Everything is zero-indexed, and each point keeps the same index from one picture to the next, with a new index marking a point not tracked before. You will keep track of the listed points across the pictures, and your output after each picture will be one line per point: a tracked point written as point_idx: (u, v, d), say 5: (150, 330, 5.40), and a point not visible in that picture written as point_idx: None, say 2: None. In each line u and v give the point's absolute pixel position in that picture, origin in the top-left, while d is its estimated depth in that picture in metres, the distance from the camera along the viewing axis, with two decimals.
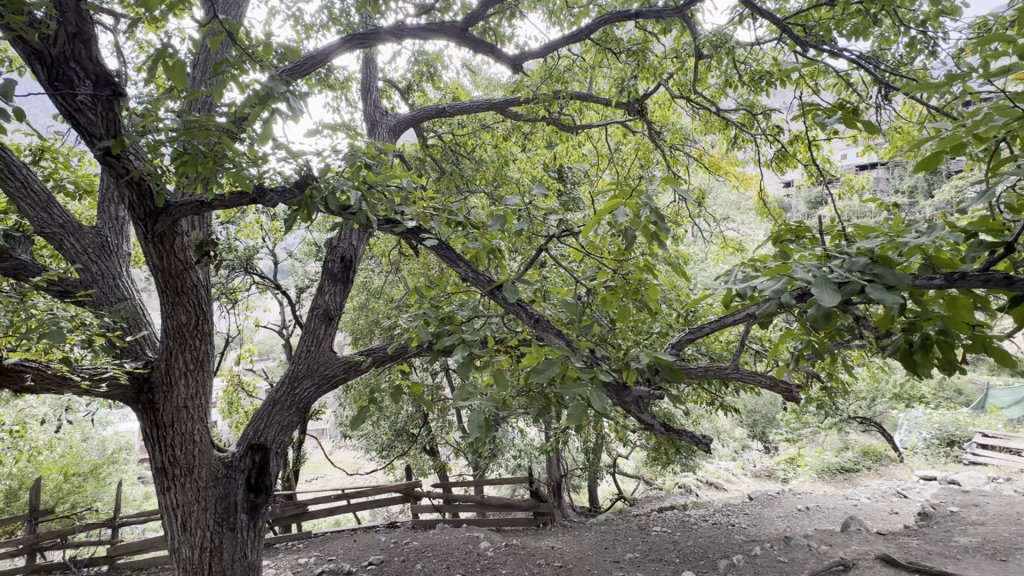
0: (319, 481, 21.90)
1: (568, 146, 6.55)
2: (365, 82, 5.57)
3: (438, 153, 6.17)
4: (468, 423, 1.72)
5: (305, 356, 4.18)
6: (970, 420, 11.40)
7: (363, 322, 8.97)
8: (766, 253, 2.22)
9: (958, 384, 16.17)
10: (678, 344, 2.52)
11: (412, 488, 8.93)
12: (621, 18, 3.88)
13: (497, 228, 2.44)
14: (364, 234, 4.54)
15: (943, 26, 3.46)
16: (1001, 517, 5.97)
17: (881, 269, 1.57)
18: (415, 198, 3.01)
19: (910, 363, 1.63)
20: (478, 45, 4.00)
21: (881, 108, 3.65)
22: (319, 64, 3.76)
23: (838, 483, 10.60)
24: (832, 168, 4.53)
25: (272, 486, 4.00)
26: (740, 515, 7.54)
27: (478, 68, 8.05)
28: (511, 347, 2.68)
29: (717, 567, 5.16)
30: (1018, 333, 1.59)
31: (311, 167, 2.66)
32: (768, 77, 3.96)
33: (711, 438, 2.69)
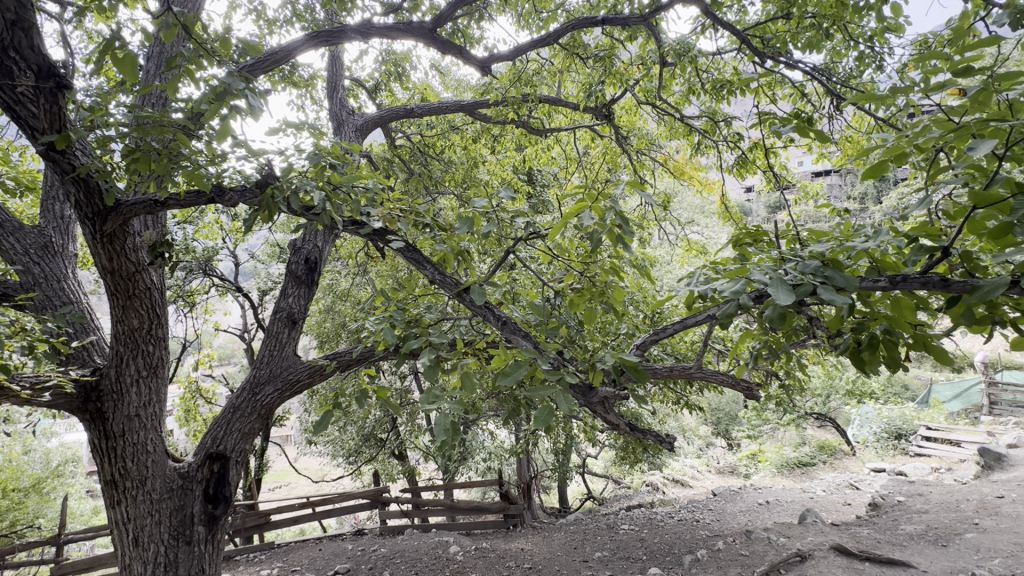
0: (283, 489, 21.32)
1: (537, 149, 6.61)
2: (331, 80, 5.45)
3: (406, 154, 6.11)
4: (434, 428, 1.69)
5: (267, 361, 4.05)
6: (915, 414, 12.09)
7: (330, 324, 8.78)
8: (726, 257, 2.29)
9: (903, 379, 17.15)
10: (644, 344, 2.57)
11: (380, 494, 8.71)
12: (589, 24, 3.93)
13: (465, 230, 2.43)
14: (330, 235, 4.45)
15: (888, 42, 3.68)
16: (943, 505, 6.35)
17: (832, 271, 1.65)
18: (382, 200, 2.97)
19: (858, 361, 1.71)
20: (447, 46, 3.97)
21: (834, 118, 3.82)
22: (282, 61, 3.67)
23: (796, 477, 11.03)
24: (789, 174, 4.70)
25: (232, 496, 3.85)
26: (705, 511, 7.74)
27: (447, 69, 8.03)
28: (480, 350, 2.68)
29: (682, 563, 5.29)
30: (955, 331, 1.69)
31: (273, 166, 2.58)
32: (728, 86, 4.10)
33: (674, 436, 2.76)
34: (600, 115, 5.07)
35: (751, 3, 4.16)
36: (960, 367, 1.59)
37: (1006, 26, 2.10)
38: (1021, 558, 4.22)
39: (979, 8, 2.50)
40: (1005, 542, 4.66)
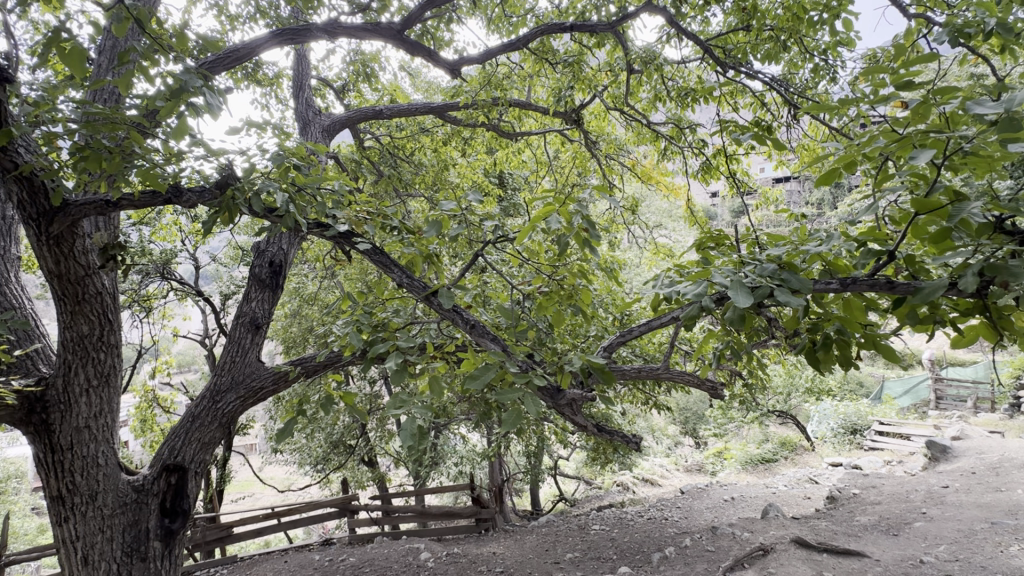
0: (247, 500, 20.60)
1: (507, 152, 6.65)
2: (297, 79, 5.33)
3: (375, 155, 6.02)
4: (400, 433, 1.67)
5: (228, 368, 3.91)
6: (869, 410, 12.68)
7: (296, 329, 8.55)
8: (690, 260, 2.34)
9: (858, 377, 17.94)
10: (611, 347, 2.61)
11: (349, 502, 8.49)
12: (557, 30, 3.97)
13: (433, 233, 2.41)
14: (295, 238, 4.35)
15: (841, 55, 3.86)
16: (894, 496, 6.67)
17: (788, 274, 1.71)
18: (349, 202, 2.92)
19: (814, 360, 1.78)
20: (416, 48, 3.95)
21: (792, 127, 3.98)
22: (245, 58, 3.56)
23: (759, 474, 11.38)
24: (751, 180, 4.86)
25: (191, 509, 3.69)
26: (673, 509, 7.90)
27: (417, 71, 7.97)
28: (449, 354, 2.66)
29: (651, 560, 5.39)
30: (902, 330, 1.78)
31: (234, 166, 2.50)
32: (693, 94, 4.22)
33: (641, 437, 2.82)
34: (569, 120, 5.14)
35: (713, 14, 4.29)
36: (905, 366, 1.68)
37: (944, 44, 2.24)
38: (963, 544, 4.48)
39: (921, 26, 2.65)
40: (950, 529, 4.93)
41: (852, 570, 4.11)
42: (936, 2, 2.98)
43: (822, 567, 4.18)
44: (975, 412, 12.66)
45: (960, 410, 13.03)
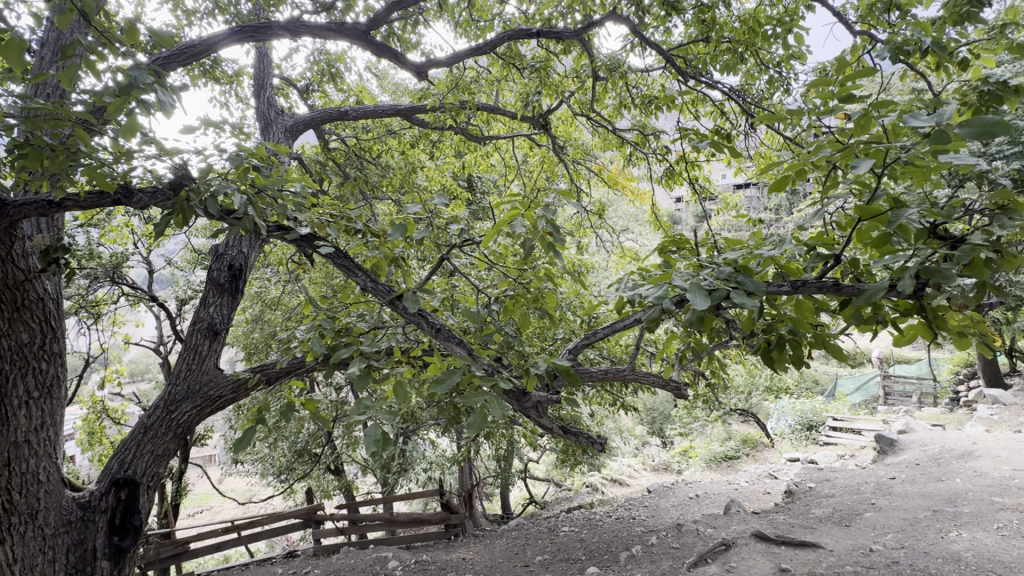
0: (205, 513, 19.77)
1: (476, 156, 6.66)
2: (259, 77, 5.18)
3: (341, 157, 5.91)
4: (364, 439, 1.65)
5: (184, 376, 3.75)
6: (824, 407, 13.28)
7: (258, 335, 8.28)
8: (653, 263, 2.40)
9: (814, 375, 18.76)
10: (576, 349, 2.64)
11: (314, 512, 8.25)
12: (524, 36, 4.01)
13: (399, 237, 2.38)
14: (256, 241, 4.23)
15: (793, 68, 4.06)
16: (847, 488, 6.99)
17: (744, 277, 1.78)
18: (312, 204, 2.86)
19: (768, 359, 1.86)
20: (382, 50, 3.91)
21: (749, 136, 4.14)
22: (201, 55, 3.42)
23: (722, 471, 11.73)
24: (712, 187, 5.01)
25: (143, 525, 3.53)
26: (641, 508, 8.04)
27: (384, 72, 7.89)
28: (414, 358, 2.63)
29: (618, 560, 5.46)
30: (848, 330, 1.88)
31: (189, 166, 2.39)
32: (656, 101, 4.33)
33: (607, 437, 2.87)
34: (537, 124, 5.17)
35: (675, 25, 4.42)
36: (851, 364, 1.77)
37: (885, 60, 2.39)
38: (909, 532, 4.73)
39: (866, 42, 2.80)
40: (897, 518, 5.21)
41: (808, 560, 4.29)
42: (878, 21, 3.17)
43: (780, 559, 4.34)
44: (919, 406, 13.43)
45: (906, 405, 13.79)
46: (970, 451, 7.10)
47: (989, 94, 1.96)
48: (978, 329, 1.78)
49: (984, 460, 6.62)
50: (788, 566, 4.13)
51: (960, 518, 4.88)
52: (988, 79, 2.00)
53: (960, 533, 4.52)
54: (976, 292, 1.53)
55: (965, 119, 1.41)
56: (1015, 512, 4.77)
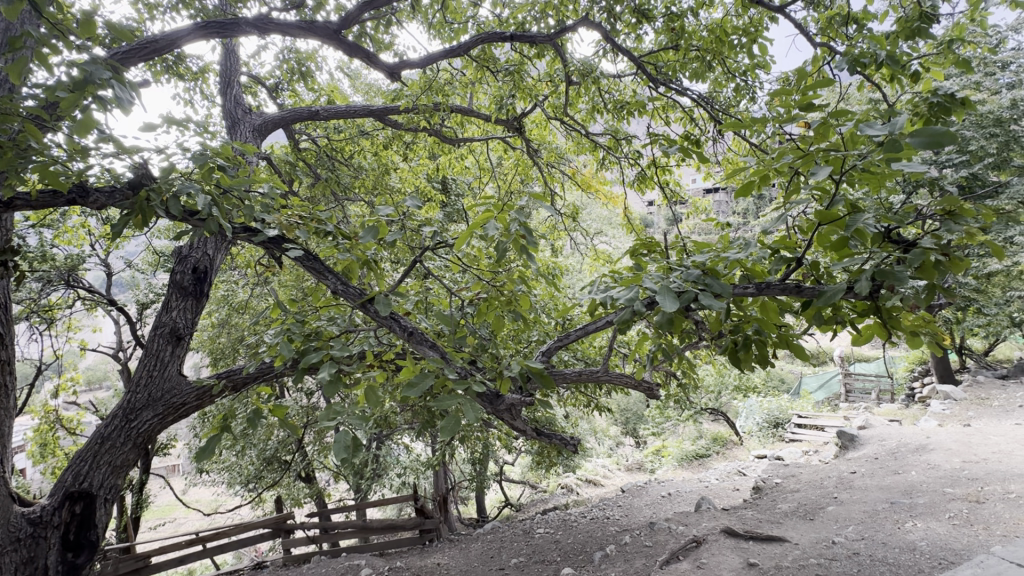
0: (168, 525, 19.07)
1: (450, 158, 6.65)
2: (225, 75, 5.04)
3: (311, 157, 5.79)
4: (334, 447, 1.61)
5: (145, 384, 3.61)
6: (789, 405, 13.70)
7: (225, 340, 8.03)
8: (625, 265, 2.43)
9: (780, 374, 19.34)
10: (548, 351, 2.66)
11: (284, 521, 8.03)
12: (498, 39, 4.01)
13: (370, 239, 2.35)
14: (222, 243, 4.10)
15: (759, 77, 4.19)
16: (811, 482, 7.24)
17: (711, 279, 1.83)
18: (281, 205, 2.79)
19: (735, 359, 1.92)
20: (354, 49, 3.85)
21: (717, 142, 4.25)
22: (163, 50, 3.30)
23: (694, 469, 11.97)
24: (682, 191, 5.11)
25: (100, 540, 3.36)
26: (614, 508, 8.13)
27: (356, 72, 7.79)
28: (386, 362, 2.59)
29: (593, 560, 5.50)
30: (810, 330, 1.95)
31: (150, 165, 2.30)
32: (628, 107, 4.41)
33: (579, 438, 2.90)
34: (511, 127, 5.19)
35: (646, 32, 4.50)
36: (812, 363, 1.84)
37: (843, 71, 2.50)
38: (869, 524, 4.92)
39: (826, 53, 2.92)
40: (858, 511, 5.41)
41: (774, 554, 4.41)
42: (836, 34, 3.31)
43: (748, 554, 4.46)
44: (878, 403, 14.01)
45: (866, 402, 14.39)
46: (924, 445, 7.45)
47: (938, 105, 2.07)
48: (929, 329, 1.87)
49: (938, 454, 6.94)
50: (756, 561, 4.25)
51: (916, 509, 5.10)
52: (938, 90, 2.12)
53: (915, 523, 4.73)
54: (927, 294, 1.61)
55: (916, 129, 1.48)
56: (964, 502, 5.03)
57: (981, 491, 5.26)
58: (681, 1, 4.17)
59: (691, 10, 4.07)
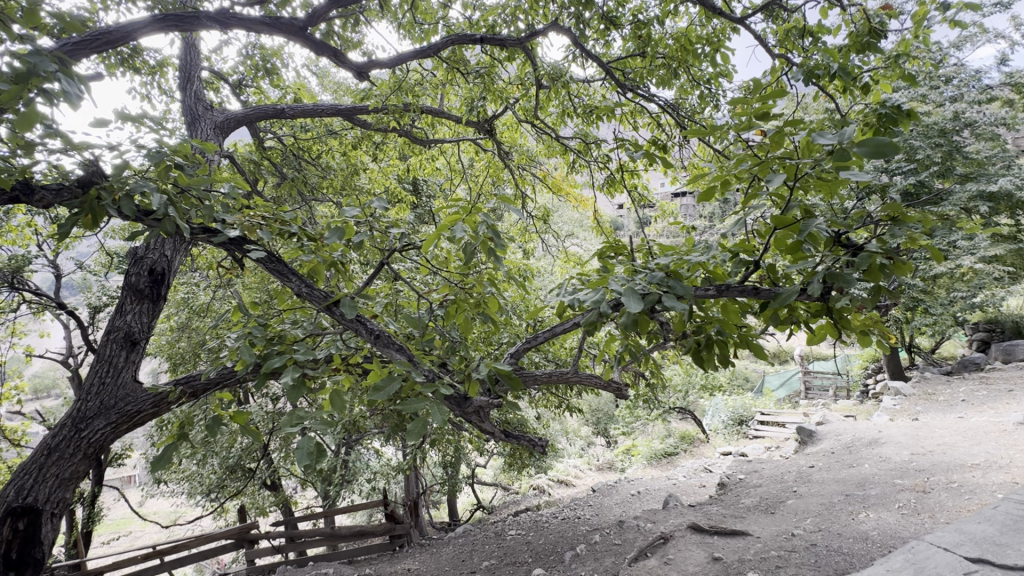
0: (124, 540, 18.27)
1: (421, 159, 6.62)
2: (185, 70, 4.85)
3: (277, 156, 5.65)
4: (296, 452, 1.58)
5: (97, 391, 3.44)
6: (753, 403, 14.17)
7: (185, 345, 7.72)
8: (592, 268, 2.46)
9: (744, 373, 19.96)
10: (517, 353, 2.67)
11: (247, 531, 7.77)
12: (468, 41, 4.00)
13: (336, 241, 2.30)
14: (180, 243, 3.95)
15: (722, 85, 4.33)
16: (773, 477, 7.50)
17: (673, 281, 1.88)
18: (242, 205, 2.71)
19: (698, 359, 1.98)
20: (322, 47, 3.78)
21: (682, 147, 4.36)
22: (117, 42, 3.15)
23: (662, 467, 12.23)
24: (649, 195, 5.22)
25: (46, 558, 3.14)
26: (585, 508, 8.21)
27: (324, 70, 7.64)
28: (352, 365, 2.55)
29: (563, 560, 5.54)
30: (767, 330, 2.03)
31: (103, 163, 2.20)
32: (597, 111, 4.48)
33: (549, 439, 2.93)
34: (482, 129, 5.18)
35: (614, 38, 4.58)
36: (769, 362, 1.92)
37: (800, 82, 2.61)
38: (825, 516, 5.14)
39: (784, 64, 3.04)
40: (815, 503, 5.64)
41: (738, 548, 4.55)
42: (793, 46, 3.44)
43: (713, 549, 4.59)
44: (835, 399, 14.64)
45: (823, 398, 15.02)
46: (877, 439, 7.83)
47: (886, 117, 2.20)
48: (877, 328, 1.97)
49: (889, 447, 7.31)
50: (720, 555, 4.38)
51: (868, 500, 5.36)
52: (886, 102, 2.24)
53: (868, 513, 4.97)
54: (873, 295, 1.70)
55: (863, 139, 1.56)
56: (912, 492, 5.31)
57: (927, 481, 5.56)
58: (648, 10, 4.27)
59: (657, 19, 4.17)
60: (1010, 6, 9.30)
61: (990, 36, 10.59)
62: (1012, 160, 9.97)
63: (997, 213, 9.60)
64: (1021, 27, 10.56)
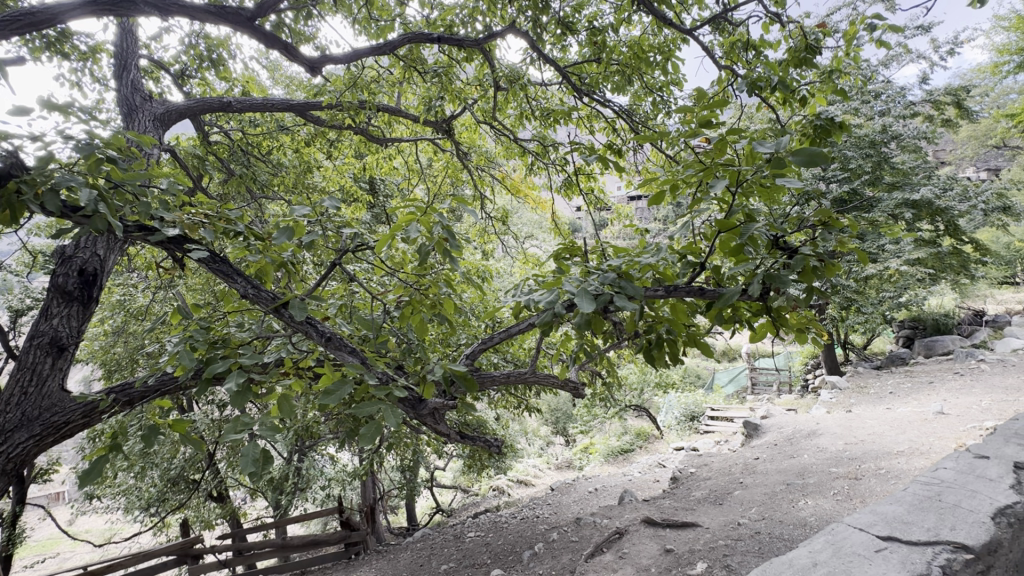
0: (51, 563, 16.94)
1: (378, 158, 6.52)
2: (120, 58, 4.54)
3: (223, 152, 5.40)
4: (241, 460, 1.51)
5: (17, 402, 3.17)
6: (704, 399, 14.74)
7: (121, 351, 7.23)
8: (547, 269, 2.50)
9: (696, 370, 20.75)
10: (472, 354, 2.66)
11: (190, 546, 7.35)
12: (426, 40, 3.95)
13: (284, 240, 2.22)
14: (115, 242, 3.70)
15: (673, 93, 4.49)
16: (722, 469, 7.83)
17: (625, 283, 1.93)
18: (182, 202, 2.56)
19: (650, 357, 2.05)
20: (271, 39, 3.65)
21: (635, 153, 4.49)
22: (40, 24, 2.90)
23: (619, 464, 12.53)
24: (605, 198, 5.32)
25: None
26: (544, 506, 8.30)
27: (275, 63, 7.36)
28: (302, 369, 2.46)
29: (522, 559, 5.57)
30: (715, 329, 2.12)
31: (22, 155, 2.02)
32: (554, 114, 4.55)
33: (503, 439, 2.96)
34: (440, 129, 5.14)
35: (571, 44, 4.65)
36: (715, 359, 2.01)
37: (744, 93, 2.74)
38: (769, 505, 5.41)
39: (729, 75, 3.19)
40: (760, 493, 5.93)
41: (688, 539, 4.73)
42: (738, 58, 3.61)
43: (665, 541, 4.75)
44: (778, 394, 15.46)
45: (768, 393, 15.84)
46: (815, 431, 8.33)
47: (821, 128, 2.36)
48: (812, 326, 2.10)
49: (825, 437, 7.80)
50: (672, 547, 4.54)
51: (807, 488, 5.70)
52: (821, 114, 2.40)
53: (807, 501, 5.27)
54: (806, 296, 1.82)
55: (797, 148, 1.66)
56: (846, 479, 5.69)
57: (859, 469, 5.96)
58: (603, 17, 4.37)
59: (612, 26, 4.26)
60: (930, 29, 10.09)
61: (913, 57, 11.47)
62: (932, 171, 10.84)
63: (920, 219, 10.41)
64: (939, 49, 11.49)
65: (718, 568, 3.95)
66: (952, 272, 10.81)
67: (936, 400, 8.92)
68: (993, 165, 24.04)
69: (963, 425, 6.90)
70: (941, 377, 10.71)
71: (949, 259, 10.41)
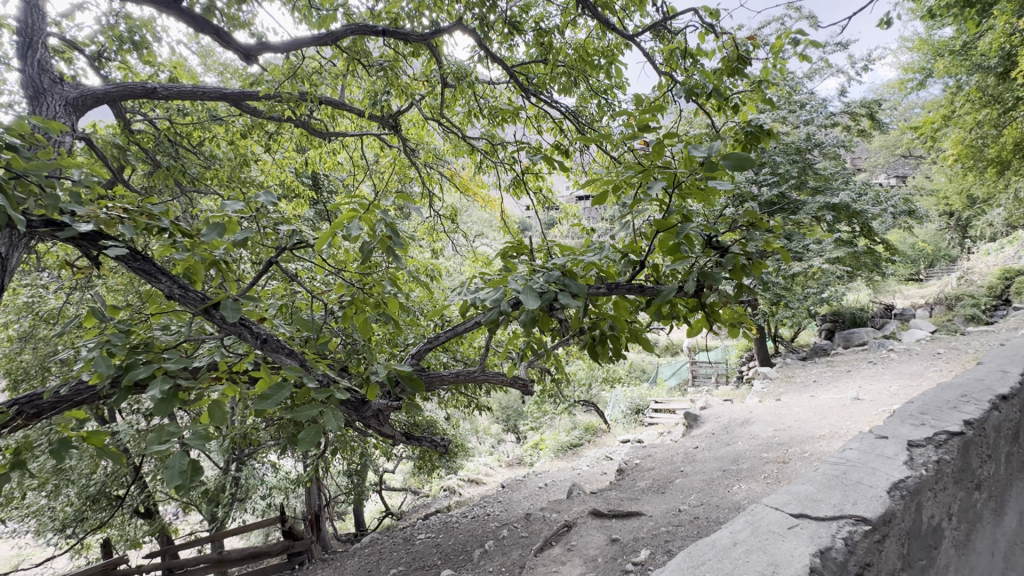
0: None
1: (321, 152, 6.27)
2: (25, 34, 4.08)
3: (148, 141, 5.01)
4: (167, 471, 1.40)
5: None
6: (648, 392, 15.30)
7: (29, 357, 6.55)
8: (494, 267, 2.50)
9: (641, 364, 21.54)
10: (418, 354, 2.62)
11: (113, 567, 6.78)
12: (370, 32, 3.84)
13: (215, 238, 2.09)
14: (20, 238, 3.34)
15: (616, 95, 4.61)
16: (664, 459, 8.18)
17: (569, 280, 1.97)
18: (97, 195, 2.34)
19: (594, 353, 2.11)
20: (201, 23, 3.42)
21: (580, 154, 4.60)
22: None
23: (568, 458, 12.81)
24: (551, 197, 5.40)
25: None
26: (494, 504, 8.32)
27: (207, 48, 6.92)
28: (236, 373, 2.32)
29: (472, 558, 5.57)
30: (655, 325, 2.20)
31: None
32: (502, 113, 4.55)
33: (449, 438, 2.94)
34: (387, 125, 5.01)
35: (518, 44, 4.68)
36: (655, 353, 2.09)
37: (683, 98, 2.85)
38: (707, 491, 5.70)
39: (669, 81, 3.32)
40: (699, 480, 6.24)
41: (633, 528, 4.91)
42: (677, 65, 3.77)
43: (611, 531, 4.91)
44: (716, 386, 16.34)
45: (707, 385, 16.69)
46: (748, 419, 8.88)
47: (751, 134, 2.51)
48: (741, 321, 2.23)
49: (757, 425, 8.34)
50: (617, 536, 4.69)
51: (741, 473, 6.05)
52: (750, 121, 2.54)
53: (740, 485, 5.61)
54: (736, 291, 1.93)
55: (727, 153, 1.75)
56: (775, 463, 6.10)
57: (786, 453, 6.41)
58: (549, 19, 4.44)
59: (558, 28, 4.33)
60: (848, 46, 10.98)
61: (833, 71, 12.43)
62: (850, 177, 11.80)
63: (839, 221, 11.31)
64: (855, 64, 12.48)
65: (660, 553, 4.14)
66: (866, 269, 11.83)
67: (852, 387, 9.76)
68: (901, 172, 26.61)
69: (874, 409, 7.58)
70: (857, 366, 11.70)
71: (863, 258, 11.38)
